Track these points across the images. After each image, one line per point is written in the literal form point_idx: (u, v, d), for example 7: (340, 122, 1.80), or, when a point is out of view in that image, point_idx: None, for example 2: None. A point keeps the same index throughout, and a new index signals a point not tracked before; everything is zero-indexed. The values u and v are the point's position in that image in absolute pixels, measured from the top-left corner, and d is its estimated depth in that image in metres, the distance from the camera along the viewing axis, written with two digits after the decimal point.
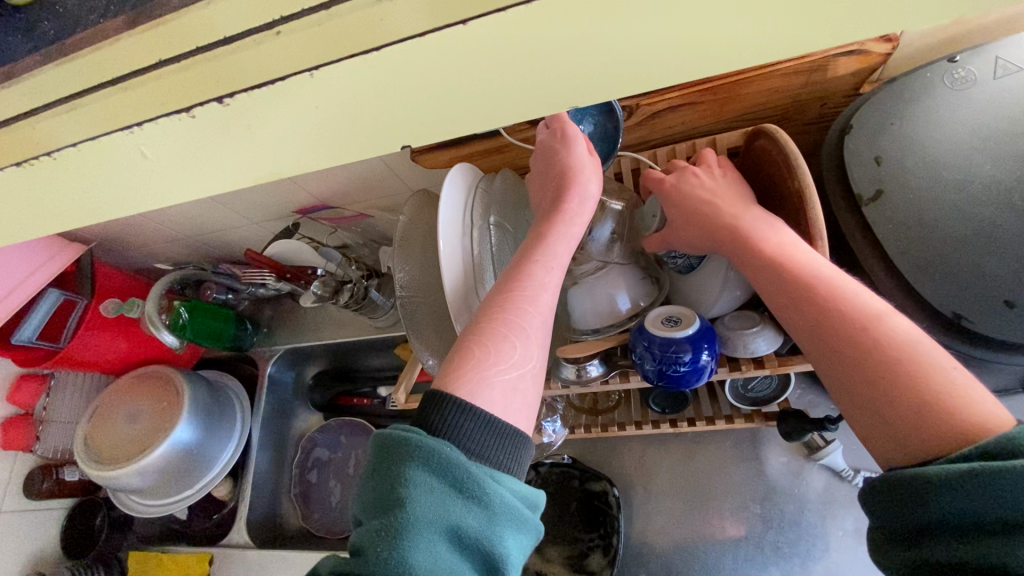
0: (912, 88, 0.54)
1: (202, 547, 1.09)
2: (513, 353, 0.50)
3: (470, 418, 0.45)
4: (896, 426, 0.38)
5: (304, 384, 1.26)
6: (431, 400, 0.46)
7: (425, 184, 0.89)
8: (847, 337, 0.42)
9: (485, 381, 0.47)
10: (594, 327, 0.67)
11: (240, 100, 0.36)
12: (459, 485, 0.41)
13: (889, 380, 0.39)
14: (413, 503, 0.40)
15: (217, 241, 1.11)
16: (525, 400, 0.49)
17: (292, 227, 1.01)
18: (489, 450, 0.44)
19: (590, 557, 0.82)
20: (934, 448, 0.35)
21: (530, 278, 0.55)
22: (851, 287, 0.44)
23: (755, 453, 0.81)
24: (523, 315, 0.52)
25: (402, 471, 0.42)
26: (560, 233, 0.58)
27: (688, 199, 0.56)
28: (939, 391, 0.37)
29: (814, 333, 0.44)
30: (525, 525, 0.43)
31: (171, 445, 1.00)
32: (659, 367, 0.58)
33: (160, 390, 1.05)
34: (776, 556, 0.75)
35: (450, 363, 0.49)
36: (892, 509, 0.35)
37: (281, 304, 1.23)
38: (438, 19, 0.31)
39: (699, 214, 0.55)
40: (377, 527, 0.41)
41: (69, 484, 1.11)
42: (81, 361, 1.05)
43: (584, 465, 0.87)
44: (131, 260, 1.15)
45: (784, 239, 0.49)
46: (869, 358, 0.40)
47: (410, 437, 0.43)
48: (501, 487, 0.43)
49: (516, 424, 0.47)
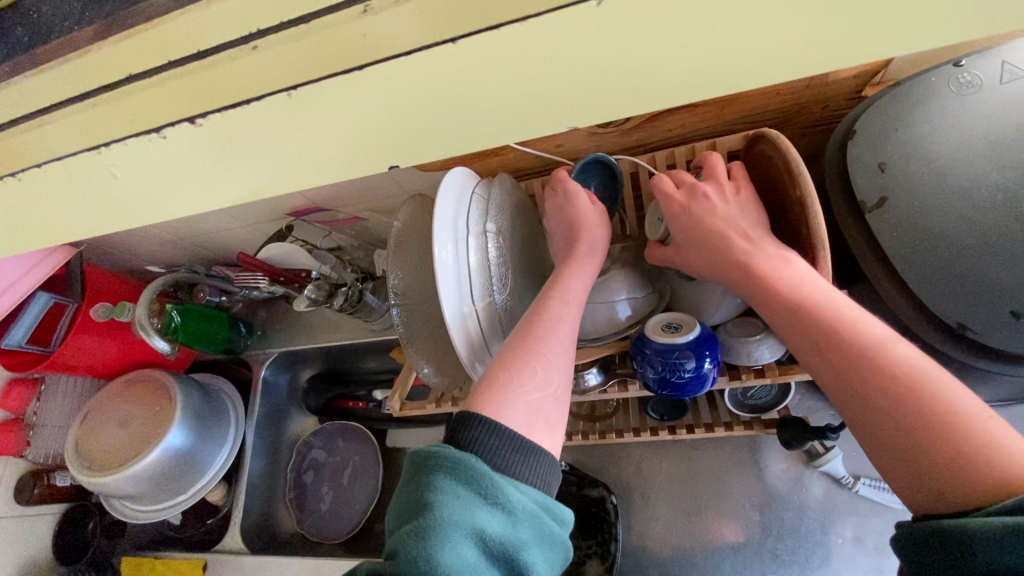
0: (917, 92, 0.53)
1: (196, 553, 1.08)
2: (535, 376, 0.49)
3: (496, 435, 0.43)
4: (928, 476, 0.36)
5: (299, 387, 1.25)
6: (458, 416, 0.45)
7: (420, 187, 0.88)
8: (867, 376, 0.40)
9: (508, 402, 0.47)
10: (594, 336, 0.64)
11: (218, 118, 0.40)
12: (488, 495, 0.40)
13: (918, 430, 0.37)
14: (443, 510, 0.39)
15: (209, 243, 1.09)
16: (549, 421, 0.48)
17: (286, 229, 0.99)
18: (517, 467, 0.43)
19: (588, 564, 0.81)
20: (968, 498, 0.34)
21: (549, 308, 0.55)
22: (872, 327, 0.43)
23: (754, 459, 0.81)
24: (546, 341, 0.52)
25: (431, 480, 0.41)
26: (570, 271, 0.59)
27: (697, 225, 0.54)
28: (970, 441, 0.35)
29: (832, 369, 0.43)
30: (552, 541, 0.42)
31: (164, 450, 0.98)
32: (661, 374, 0.57)
33: (152, 394, 1.04)
34: (775, 563, 0.75)
35: (476, 389, 0.49)
36: (929, 555, 0.33)
37: (275, 306, 1.21)
38: (418, 34, 0.35)
39: (711, 243, 0.53)
40: (406, 535, 0.39)
41: (60, 490, 1.10)
42: (73, 364, 1.04)
43: (581, 471, 0.86)
44: (121, 262, 1.14)
45: (799, 273, 0.47)
46: (894, 407, 0.38)
47: (442, 450, 0.42)
48: (526, 497, 0.42)
49: (541, 443, 0.46)
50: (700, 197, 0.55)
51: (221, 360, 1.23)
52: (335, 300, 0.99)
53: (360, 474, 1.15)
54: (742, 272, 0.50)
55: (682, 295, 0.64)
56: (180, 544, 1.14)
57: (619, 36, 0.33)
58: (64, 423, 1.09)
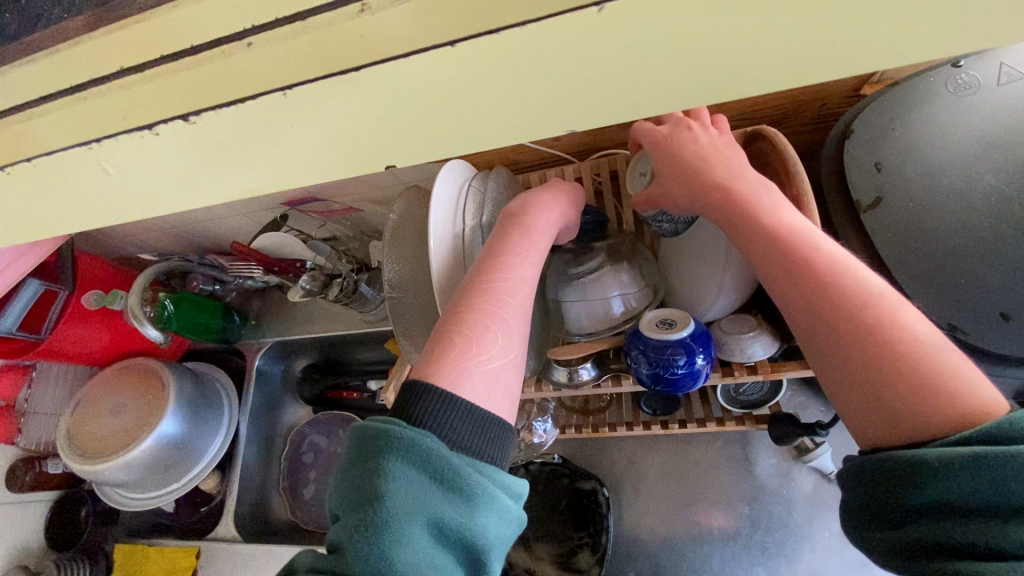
0: (915, 93, 0.53)
1: (189, 541, 1.08)
2: (495, 344, 0.48)
3: (451, 409, 0.44)
4: (896, 412, 0.36)
5: (292, 377, 1.25)
6: (411, 391, 0.45)
7: (416, 179, 0.88)
8: (842, 310, 0.40)
9: (466, 372, 0.46)
10: (588, 330, 0.66)
11: (205, 118, 0.39)
12: (441, 478, 0.40)
13: (893, 363, 0.37)
14: (393, 497, 0.40)
15: (202, 231, 1.08)
16: (506, 390, 0.48)
17: (280, 219, 0.99)
18: (471, 441, 0.44)
19: (579, 554, 0.82)
20: (929, 429, 0.35)
21: (506, 267, 0.53)
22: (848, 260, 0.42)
23: (745, 453, 0.81)
24: (496, 304, 0.50)
25: (379, 464, 0.41)
26: (536, 230, 0.57)
27: (683, 153, 0.51)
28: (939, 373, 0.36)
29: (808, 302, 0.41)
30: (507, 516, 0.42)
31: (156, 439, 0.98)
32: (654, 371, 0.58)
33: (146, 383, 1.04)
34: (763, 555, 0.76)
35: (432, 353, 0.48)
36: (885, 488, 0.36)
37: (270, 296, 1.21)
38: (412, 29, 0.35)
39: (697, 171, 0.50)
40: (356, 522, 0.40)
41: (52, 477, 1.10)
42: (65, 352, 1.03)
43: (574, 464, 0.87)
44: (114, 250, 1.13)
45: (778, 206, 0.46)
46: (873, 338, 0.38)
47: (391, 429, 0.42)
48: (483, 477, 0.42)
49: (499, 414, 0.46)
50: (683, 127, 0.53)
51: (215, 348, 1.23)
52: (329, 291, 0.97)
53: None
54: (724, 200, 0.48)
55: (676, 291, 0.65)
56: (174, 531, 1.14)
57: (619, 33, 0.33)
58: (57, 411, 1.09)
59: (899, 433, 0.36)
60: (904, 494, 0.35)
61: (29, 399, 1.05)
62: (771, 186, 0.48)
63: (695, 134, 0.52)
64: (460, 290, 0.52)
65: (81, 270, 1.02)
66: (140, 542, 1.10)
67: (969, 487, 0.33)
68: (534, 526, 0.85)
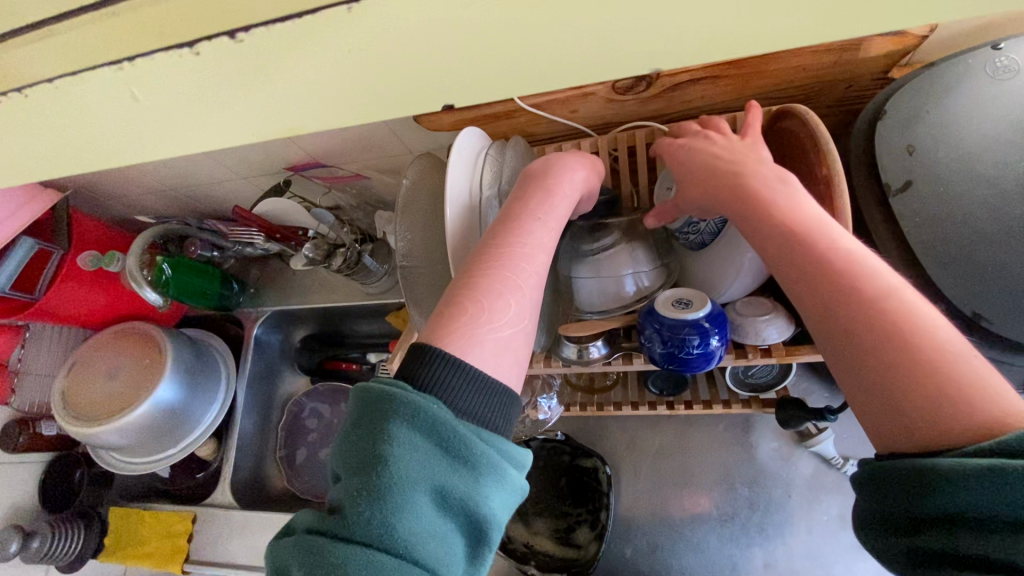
0: (950, 74, 0.52)
1: (185, 506, 1.08)
2: (507, 309, 0.47)
3: (458, 375, 0.43)
4: (909, 415, 0.36)
5: (290, 348, 1.24)
6: (416, 357, 0.44)
7: (425, 148, 0.86)
8: (862, 312, 0.39)
9: (478, 337, 0.45)
10: (600, 308, 0.65)
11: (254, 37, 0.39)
12: (444, 446, 0.40)
13: (899, 367, 0.37)
14: (394, 462, 0.39)
15: (202, 195, 1.06)
16: (517, 357, 0.47)
17: (283, 184, 0.96)
18: (476, 409, 0.43)
19: (577, 531, 0.82)
20: (940, 436, 0.35)
21: (524, 232, 0.52)
22: (863, 259, 0.42)
23: (746, 437, 0.82)
24: (514, 274, 0.49)
25: (370, 431, 0.40)
26: (559, 195, 0.56)
27: (696, 158, 0.53)
28: (952, 377, 0.36)
29: (829, 302, 0.41)
30: (510, 485, 0.42)
31: (153, 403, 0.97)
32: (668, 350, 0.57)
33: (143, 347, 1.02)
34: (760, 536, 0.77)
35: (443, 316, 0.47)
36: (890, 491, 0.36)
37: (270, 265, 1.20)
38: None
39: (711, 170, 0.52)
40: (356, 486, 0.39)
41: (45, 439, 1.09)
42: (59, 314, 1.01)
43: (575, 441, 0.87)
44: (110, 211, 1.10)
45: (793, 199, 0.46)
46: (883, 341, 0.38)
47: (394, 393, 0.41)
48: (487, 446, 0.41)
49: (505, 382, 0.45)
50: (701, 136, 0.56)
51: (210, 317, 1.20)
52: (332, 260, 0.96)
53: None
54: (739, 196, 0.48)
55: (694, 271, 0.64)
56: (170, 497, 1.14)
57: None
58: (51, 372, 1.07)
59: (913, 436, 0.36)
60: (910, 499, 0.35)
61: (22, 358, 1.03)
62: (788, 179, 0.48)
63: (711, 140, 0.54)
64: (474, 252, 0.51)
65: (76, 230, 1.00)
66: (135, 506, 1.09)
67: (975, 496, 0.32)
68: (533, 503, 0.85)
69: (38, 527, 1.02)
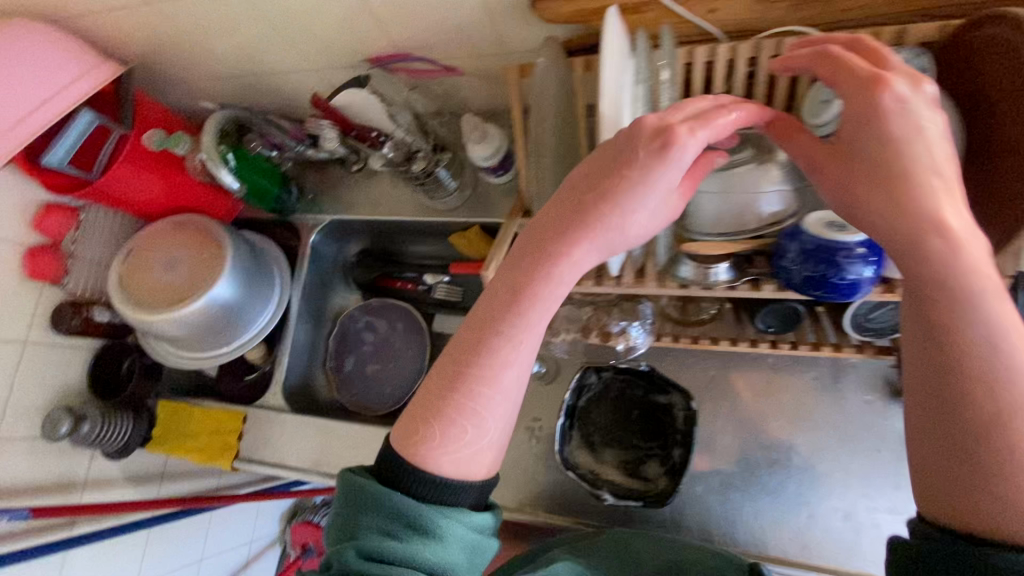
0: None
1: (235, 405, 1.07)
2: (470, 428, 0.48)
3: (424, 483, 0.47)
4: (954, 505, 0.43)
5: (343, 261, 1.20)
6: (393, 453, 0.48)
7: (525, 47, 0.78)
8: (961, 380, 0.42)
9: (436, 458, 0.48)
10: (718, 231, 0.59)
11: None
12: (412, 524, 0.45)
13: (967, 449, 0.42)
14: (370, 539, 0.45)
15: (270, 86, 1.00)
16: (489, 452, 0.50)
17: (364, 77, 0.85)
18: (448, 492, 0.48)
19: (646, 464, 0.81)
20: (957, 519, 0.43)
21: (526, 309, 0.49)
22: (972, 331, 0.41)
23: (837, 387, 0.79)
24: (512, 351, 0.49)
25: (362, 520, 0.46)
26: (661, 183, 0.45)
27: (873, 147, 0.42)
28: (1002, 479, 0.40)
29: (954, 370, 0.42)
30: (478, 552, 0.47)
31: (211, 299, 0.94)
32: (814, 274, 0.53)
33: (200, 241, 0.98)
34: (844, 486, 0.75)
35: (417, 428, 0.49)
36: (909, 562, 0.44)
37: (329, 172, 1.14)
38: None
39: (866, 172, 0.43)
40: (339, 556, 0.45)
41: (97, 325, 1.04)
42: (117, 199, 0.97)
43: (659, 374, 0.81)
44: (168, 95, 1.04)
45: (950, 240, 0.41)
46: (967, 424, 0.42)
47: (368, 488, 0.47)
48: (454, 520, 0.47)
49: (471, 474, 0.49)
50: (898, 102, 0.41)
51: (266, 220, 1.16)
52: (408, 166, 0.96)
53: (402, 357, 1.13)
54: (903, 237, 0.42)
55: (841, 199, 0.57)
56: (217, 397, 1.13)
57: None
58: (105, 260, 1.05)
59: (941, 511, 0.44)
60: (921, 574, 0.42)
61: (77, 240, 1.00)
62: (966, 221, 0.41)
63: (910, 122, 0.41)
64: (475, 317, 0.50)
65: (138, 108, 0.94)
66: (183, 401, 1.09)
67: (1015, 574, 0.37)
68: (602, 433, 0.84)
69: (88, 410, 1.01)
